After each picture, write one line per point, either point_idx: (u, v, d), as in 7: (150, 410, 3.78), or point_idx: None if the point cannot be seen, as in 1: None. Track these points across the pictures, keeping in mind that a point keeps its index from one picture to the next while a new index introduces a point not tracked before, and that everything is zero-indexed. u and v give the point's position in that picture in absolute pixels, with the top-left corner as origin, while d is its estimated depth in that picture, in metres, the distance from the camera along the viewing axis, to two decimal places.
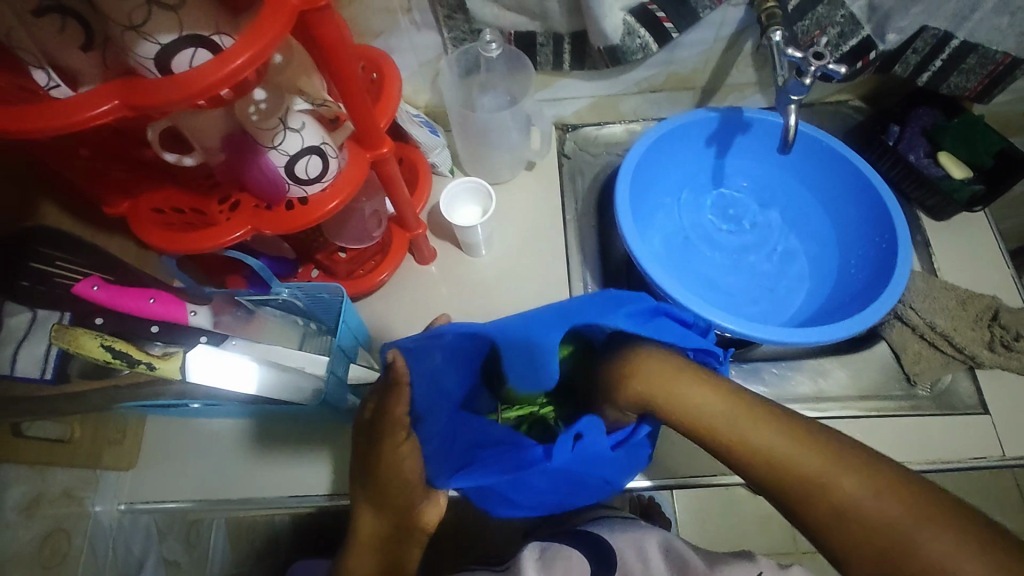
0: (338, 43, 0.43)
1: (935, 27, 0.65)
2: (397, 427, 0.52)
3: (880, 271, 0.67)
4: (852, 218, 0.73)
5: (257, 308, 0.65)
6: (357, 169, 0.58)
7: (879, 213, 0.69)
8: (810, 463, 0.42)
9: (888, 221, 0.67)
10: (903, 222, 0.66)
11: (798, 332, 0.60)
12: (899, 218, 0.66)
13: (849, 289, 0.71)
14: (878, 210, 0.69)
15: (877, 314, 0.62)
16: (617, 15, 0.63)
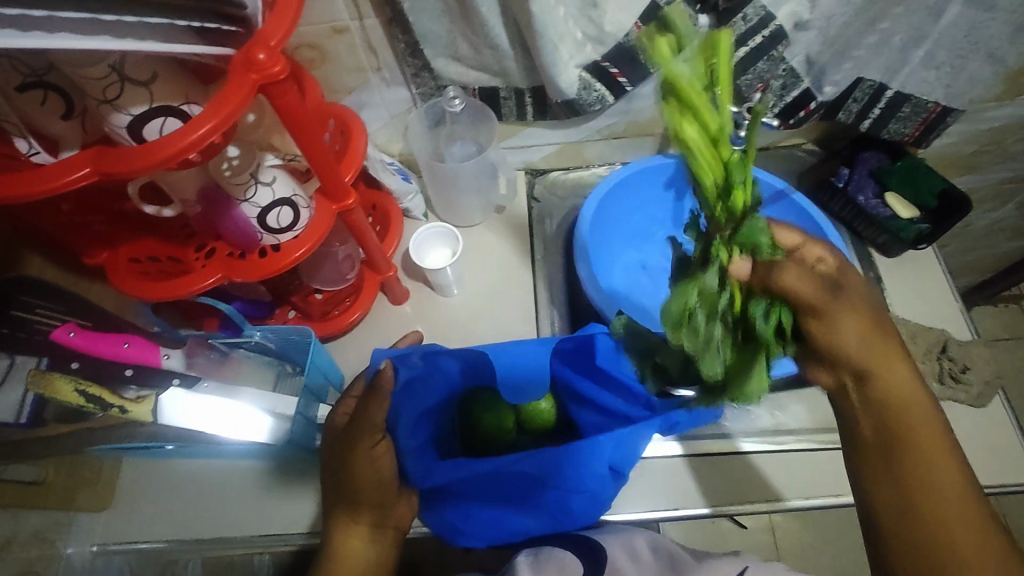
0: (299, 109, 0.47)
1: (870, 79, 0.70)
2: (373, 431, 0.56)
3: None
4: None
5: (231, 351, 0.67)
6: (324, 221, 0.61)
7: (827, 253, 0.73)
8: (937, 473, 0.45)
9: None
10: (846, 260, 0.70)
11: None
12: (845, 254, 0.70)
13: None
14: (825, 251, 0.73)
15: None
16: (573, 71, 0.68)
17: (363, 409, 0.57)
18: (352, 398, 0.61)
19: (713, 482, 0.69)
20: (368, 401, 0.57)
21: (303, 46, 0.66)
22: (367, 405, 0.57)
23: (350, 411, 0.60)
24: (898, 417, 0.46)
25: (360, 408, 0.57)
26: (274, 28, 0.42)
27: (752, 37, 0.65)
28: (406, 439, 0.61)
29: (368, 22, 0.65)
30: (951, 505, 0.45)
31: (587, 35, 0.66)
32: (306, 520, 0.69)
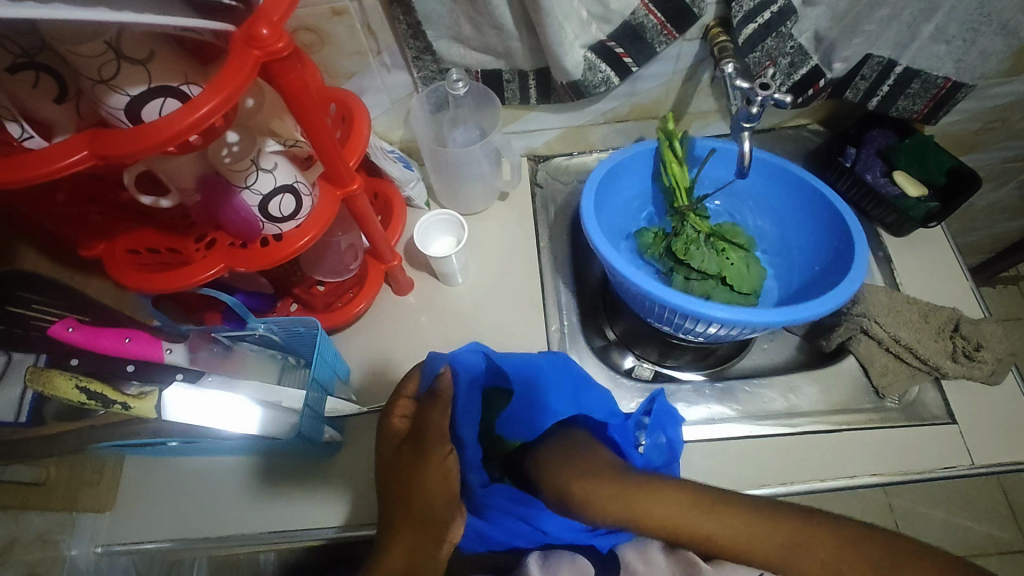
0: (302, 88, 0.45)
1: (879, 55, 0.69)
2: (438, 439, 0.52)
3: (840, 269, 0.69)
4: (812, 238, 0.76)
5: (235, 344, 0.65)
6: (328, 207, 0.59)
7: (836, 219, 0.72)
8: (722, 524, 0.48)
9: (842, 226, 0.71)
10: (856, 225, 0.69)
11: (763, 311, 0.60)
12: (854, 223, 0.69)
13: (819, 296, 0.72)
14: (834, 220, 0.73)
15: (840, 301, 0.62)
16: (578, 52, 0.67)
17: (424, 417, 0.53)
18: (406, 399, 0.56)
19: (731, 465, 0.67)
20: (431, 403, 0.53)
21: (301, 29, 0.64)
22: (430, 410, 0.53)
23: (408, 413, 0.56)
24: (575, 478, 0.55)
25: (422, 415, 0.53)
26: (274, 3, 0.41)
27: (761, 13, 0.64)
28: (473, 451, 0.58)
29: (368, 2, 0.63)
30: (755, 543, 0.47)
31: (593, 14, 0.65)
32: (316, 515, 0.68)
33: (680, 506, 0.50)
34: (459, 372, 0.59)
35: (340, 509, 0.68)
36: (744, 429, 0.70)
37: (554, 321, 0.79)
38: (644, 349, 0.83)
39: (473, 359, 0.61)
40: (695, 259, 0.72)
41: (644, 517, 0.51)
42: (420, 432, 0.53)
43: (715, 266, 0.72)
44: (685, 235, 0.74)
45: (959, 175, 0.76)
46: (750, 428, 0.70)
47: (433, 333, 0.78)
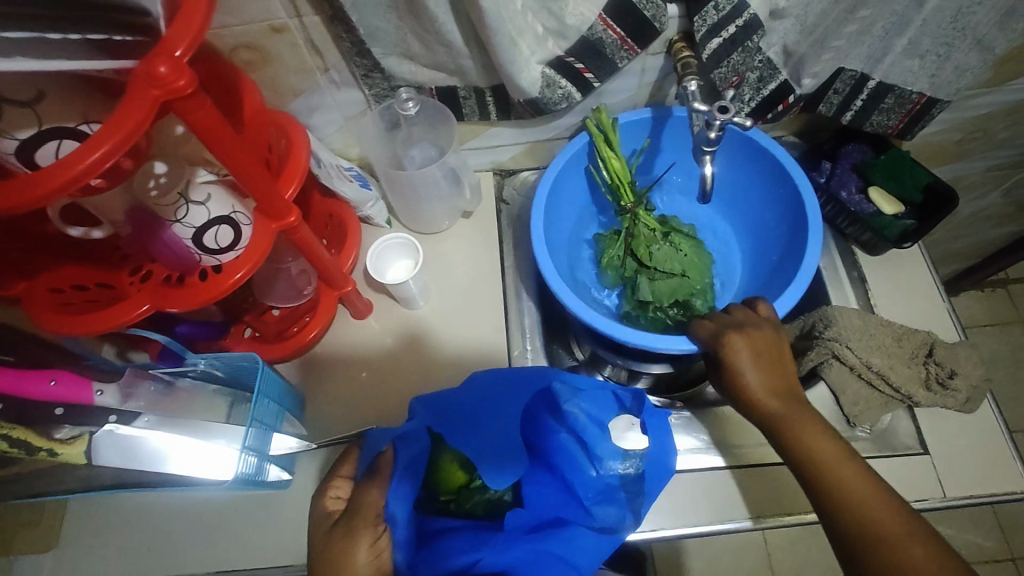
0: (214, 123, 0.41)
1: (852, 69, 0.66)
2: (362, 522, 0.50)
3: (798, 244, 0.72)
4: (767, 206, 0.78)
5: (176, 379, 0.62)
6: (264, 240, 0.54)
7: (790, 195, 0.73)
8: (859, 488, 0.51)
9: (797, 201, 0.72)
10: (810, 192, 0.70)
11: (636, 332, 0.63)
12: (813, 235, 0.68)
13: (773, 285, 0.74)
14: (786, 193, 0.74)
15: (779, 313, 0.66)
16: (535, 68, 0.64)
17: (358, 497, 0.52)
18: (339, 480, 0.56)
19: (697, 500, 0.66)
20: (366, 484, 0.52)
21: (240, 47, 0.61)
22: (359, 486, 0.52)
23: (342, 494, 0.55)
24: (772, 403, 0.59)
25: (356, 496, 0.52)
26: (175, 36, 0.37)
27: (725, 27, 0.61)
28: (402, 530, 0.52)
29: (309, 19, 0.59)
30: (874, 512, 0.49)
31: (548, 29, 0.62)
32: (269, 552, 0.65)
33: (866, 481, 0.52)
34: (400, 452, 0.55)
35: (294, 545, 0.66)
36: (713, 462, 0.67)
37: (518, 345, 0.77)
38: (613, 370, 0.81)
39: (416, 432, 0.56)
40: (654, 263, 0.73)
41: (795, 446, 0.55)
42: (352, 512, 0.51)
43: (678, 264, 0.73)
44: (628, 264, 0.76)
45: (932, 193, 0.74)
46: (719, 460, 0.67)
47: (393, 360, 0.75)
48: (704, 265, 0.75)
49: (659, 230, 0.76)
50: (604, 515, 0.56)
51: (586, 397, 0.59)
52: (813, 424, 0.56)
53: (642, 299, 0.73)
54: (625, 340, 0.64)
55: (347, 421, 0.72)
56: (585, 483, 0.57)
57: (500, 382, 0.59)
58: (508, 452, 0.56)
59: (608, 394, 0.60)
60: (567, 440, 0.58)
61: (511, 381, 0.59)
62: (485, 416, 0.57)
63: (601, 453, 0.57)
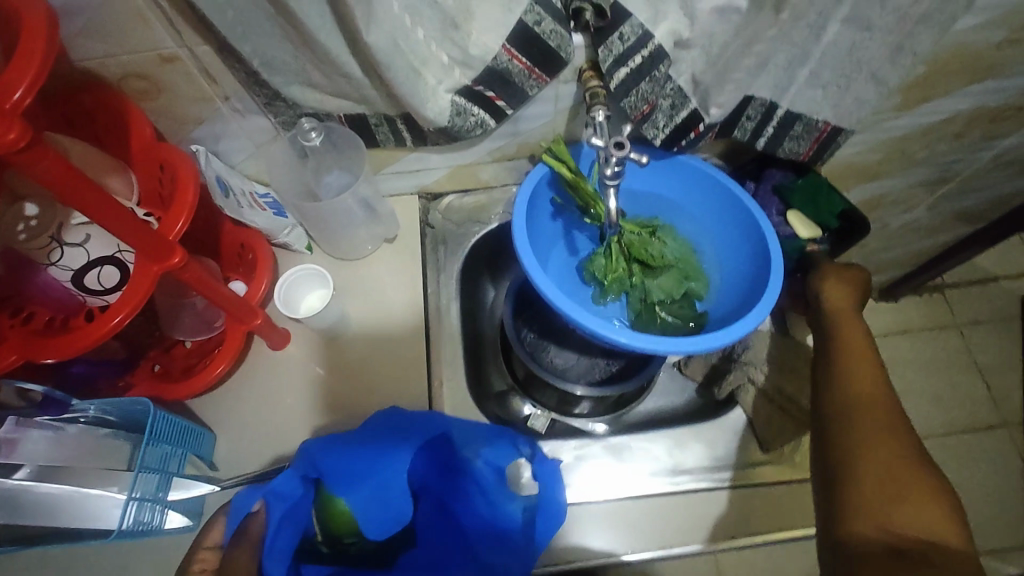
0: (64, 173, 0.39)
1: (761, 97, 0.66)
2: None
3: (757, 261, 0.71)
4: (716, 223, 0.76)
5: (66, 427, 0.58)
6: (143, 285, 0.51)
7: (741, 213, 0.73)
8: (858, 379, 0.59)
9: (750, 218, 0.72)
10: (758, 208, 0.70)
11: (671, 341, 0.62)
12: (770, 230, 0.69)
13: (737, 272, 0.74)
14: (738, 210, 0.73)
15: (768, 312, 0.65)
16: (443, 97, 0.63)
17: None
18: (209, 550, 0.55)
19: (611, 529, 0.66)
20: (235, 546, 0.53)
21: (129, 76, 0.58)
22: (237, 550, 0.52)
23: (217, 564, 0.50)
24: (842, 354, 0.62)
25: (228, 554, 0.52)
26: (12, 80, 0.36)
27: (631, 57, 0.61)
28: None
29: (199, 49, 0.57)
30: (864, 395, 0.57)
31: (452, 58, 0.61)
32: None
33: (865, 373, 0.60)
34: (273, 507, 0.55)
35: None
36: (629, 490, 0.68)
37: (440, 373, 0.75)
38: (542, 396, 0.81)
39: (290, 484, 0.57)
40: (661, 262, 0.74)
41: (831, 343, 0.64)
42: None
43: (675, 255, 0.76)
44: (633, 270, 0.75)
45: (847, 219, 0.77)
46: (633, 489, 0.68)
47: (309, 393, 0.73)
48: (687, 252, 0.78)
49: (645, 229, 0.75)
50: (491, 554, 0.58)
51: (478, 442, 0.60)
52: (870, 379, 0.58)
53: (654, 300, 0.75)
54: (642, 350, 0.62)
55: (259, 460, 0.69)
56: (481, 522, 0.61)
57: (393, 422, 0.59)
58: (387, 494, 0.59)
59: (505, 443, 0.60)
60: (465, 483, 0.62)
61: (397, 424, 0.60)
62: (374, 463, 0.59)
63: (497, 498, 0.60)
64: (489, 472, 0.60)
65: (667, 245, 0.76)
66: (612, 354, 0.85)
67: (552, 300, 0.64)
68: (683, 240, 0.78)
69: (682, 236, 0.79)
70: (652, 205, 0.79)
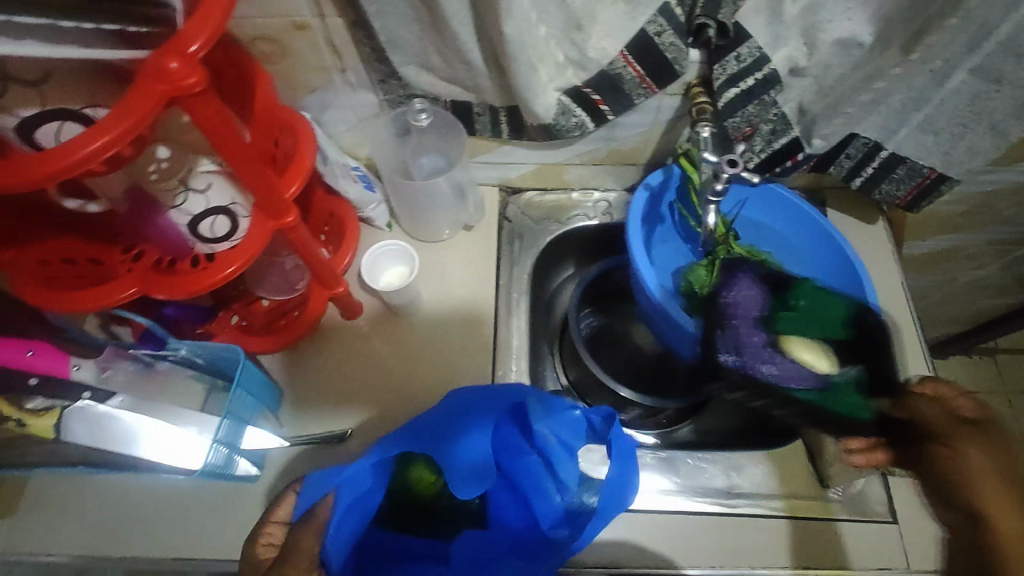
0: (224, 123, 0.42)
1: (866, 137, 0.66)
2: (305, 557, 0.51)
3: None
4: (822, 266, 0.77)
5: (156, 362, 0.61)
6: (258, 235, 0.54)
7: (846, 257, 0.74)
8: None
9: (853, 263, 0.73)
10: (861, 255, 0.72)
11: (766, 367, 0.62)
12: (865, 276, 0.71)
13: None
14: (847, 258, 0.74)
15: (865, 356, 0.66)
16: (551, 94, 0.64)
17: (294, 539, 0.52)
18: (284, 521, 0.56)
19: (660, 540, 0.66)
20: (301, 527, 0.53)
21: (260, 39, 0.61)
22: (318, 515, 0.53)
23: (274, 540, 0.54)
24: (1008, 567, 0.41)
25: (292, 537, 0.52)
26: (192, 31, 0.37)
27: (744, 78, 0.62)
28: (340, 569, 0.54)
29: (332, 20, 0.60)
30: None
31: (568, 58, 0.62)
32: (225, 544, 0.65)
33: None
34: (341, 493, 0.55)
35: None
36: (683, 504, 0.68)
37: (502, 363, 0.76)
38: (596, 401, 0.81)
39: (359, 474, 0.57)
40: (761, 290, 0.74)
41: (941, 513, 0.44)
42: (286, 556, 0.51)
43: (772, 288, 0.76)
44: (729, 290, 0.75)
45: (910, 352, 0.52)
46: (686, 505, 0.68)
47: (372, 366, 0.75)
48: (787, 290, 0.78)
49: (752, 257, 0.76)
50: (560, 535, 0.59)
51: (553, 419, 0.59)
52: None
53: None
54: None
55: (322, 422, 0.71)
56: (548, 506, 0.61)
57: (457, 406, 0.59)
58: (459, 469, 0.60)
59: (574, 417, 0.60)
60: (534, 462, 0.62)
61: (462, 404, 0.60)
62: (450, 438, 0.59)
63: (565, 475, 0.61)
64: (563, 452, 0.61)
65: (769, 279, 0.76)
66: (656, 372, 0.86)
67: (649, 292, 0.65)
68: (787, 281, 0.79)
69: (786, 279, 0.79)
70: (765, 240, 0.80)
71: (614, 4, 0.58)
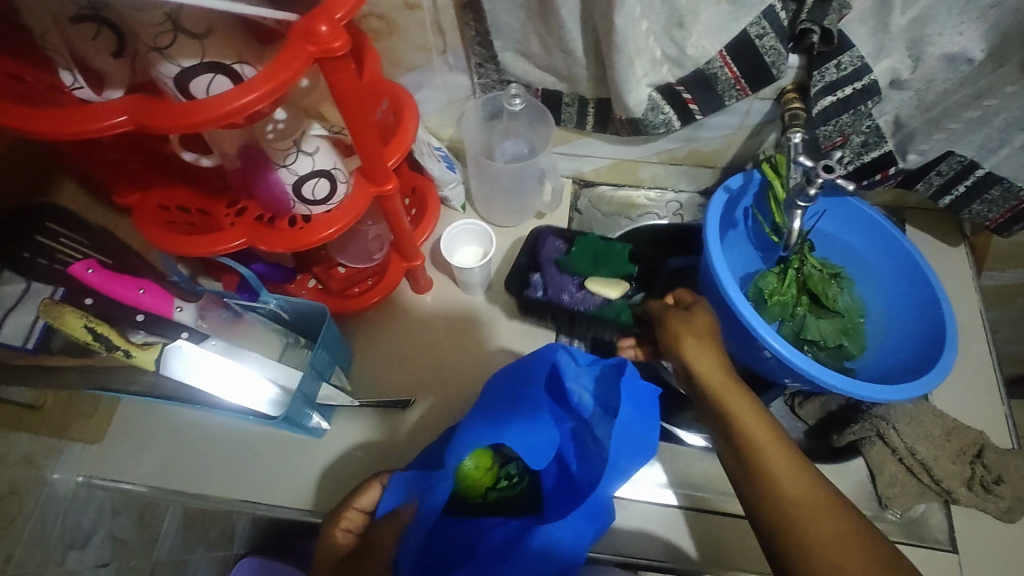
0: (353, 90, 0.44)
1: (961, 154, 0.64)
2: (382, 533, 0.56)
3: (932, 331, 0.70)
4: (899, 288, 0.75)
5: (244, 313, 0.66)
6: (360, 200, 0.57)
7: (922, 279, 0.72)
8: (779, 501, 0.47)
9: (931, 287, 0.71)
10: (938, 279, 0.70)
11: (839, 378, 0.61)
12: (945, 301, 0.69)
13: (899, 344, 0.73)
14: (925, 282, 0.72)
15: (944, 375, 0.64)
16: (644, 90, 0.65)
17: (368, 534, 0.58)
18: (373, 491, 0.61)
19: (712, 541, 0.66)
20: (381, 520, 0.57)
21: (371, 15, 0.64)
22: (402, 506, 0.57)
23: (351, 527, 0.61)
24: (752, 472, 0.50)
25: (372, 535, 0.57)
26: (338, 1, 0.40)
27: (841, 87, 0.62)
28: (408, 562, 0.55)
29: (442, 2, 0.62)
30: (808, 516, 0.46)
31: (666, 54, 0.62)
32: (292, 492, 0.69)
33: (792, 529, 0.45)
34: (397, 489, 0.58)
35: (322, 491, 0.69)
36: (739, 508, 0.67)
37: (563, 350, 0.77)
38: None
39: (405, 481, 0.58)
40: (835, 304, 0.74)
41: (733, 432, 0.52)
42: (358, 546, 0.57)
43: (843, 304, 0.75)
44: (800, 300, 0.74)
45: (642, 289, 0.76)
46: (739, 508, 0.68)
47: (436, 341, 0.77)
48: (859, 309, 0.76)
49: (825, 270, 0.75)
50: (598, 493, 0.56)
51: (586, 381, 0.61)
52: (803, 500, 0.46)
53: (809, 337, 0.72)
54: (799, 369, 0.62)
55: (389, 389, 0.74)
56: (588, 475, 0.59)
57: (520, 370, 0.60)
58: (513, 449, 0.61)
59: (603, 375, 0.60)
60: (572, 430, 0.63)
61: (527, 370, 0.60)
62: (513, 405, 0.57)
63: (602, 437, 0.59)
64: (600, 417, 0.60)
65: (842, 294, 0.75)
66: None
67: (726, 294, 0.65)
68: (858, 299, 0.77)
69: (858, 297, 0.78)
70: (841, 257, 0.79)
71: (717, 4, 0.58)
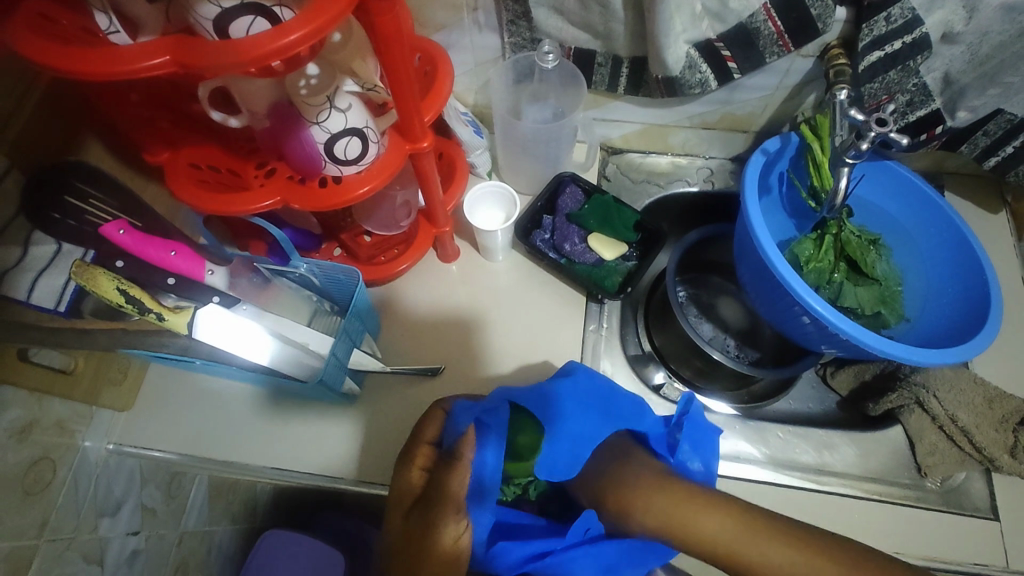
0: (395, 32, 0.44)
1: (1011, 112, 0.63)
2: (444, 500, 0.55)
3: (973, 298, 0.68)
4: (938, 256, 0.73)
5: (272, 278, 0.66)
6: (394, 159, 0.57)
7: (963, 243, 0.70)
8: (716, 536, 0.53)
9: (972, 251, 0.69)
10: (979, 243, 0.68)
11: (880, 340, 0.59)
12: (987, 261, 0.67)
13: (941, 313, 0.71)
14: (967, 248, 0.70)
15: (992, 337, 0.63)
16: (682, 46, 0.62)
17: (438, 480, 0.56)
18: (427, 445, 0.60)
19: None
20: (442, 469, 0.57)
21: None
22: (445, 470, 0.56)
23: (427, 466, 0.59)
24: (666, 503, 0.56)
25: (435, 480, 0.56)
26: None
27: (891, 41, 0.59)
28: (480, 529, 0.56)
29: None
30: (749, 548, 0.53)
31: (707, 8, 0.60)
32: (323, 460, 0.69)
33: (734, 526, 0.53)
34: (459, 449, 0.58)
35: (353, 458, 0.69)
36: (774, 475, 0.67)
37: (593, 318, 0.76)
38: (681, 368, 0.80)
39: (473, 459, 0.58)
40: (873, 271, 0.72)
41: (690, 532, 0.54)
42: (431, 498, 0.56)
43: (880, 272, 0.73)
44: (837, 267, 0.72)
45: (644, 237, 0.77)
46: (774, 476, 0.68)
47: (461, 310, 0.76)
48: (895, 278, 0.75)
49: (864, 237, 0.73)
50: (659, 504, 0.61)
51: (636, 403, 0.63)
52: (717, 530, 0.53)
53: (847, 304, 0.71)
54: (839, 331, 0.60)
55: (417, 356, 0.74)
56: None
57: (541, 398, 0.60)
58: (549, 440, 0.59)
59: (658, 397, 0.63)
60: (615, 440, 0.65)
61: (544, 399, 0.60)
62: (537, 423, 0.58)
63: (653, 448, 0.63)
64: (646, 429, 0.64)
65: (880, 261, 0.74)
66: (743, 346, 0.82)
67: (766, 255, 0.63)
68: (894, 267, 0.75)
69: (895, 266, 0.76)
70: (877, 226, 0.77)
71: None
